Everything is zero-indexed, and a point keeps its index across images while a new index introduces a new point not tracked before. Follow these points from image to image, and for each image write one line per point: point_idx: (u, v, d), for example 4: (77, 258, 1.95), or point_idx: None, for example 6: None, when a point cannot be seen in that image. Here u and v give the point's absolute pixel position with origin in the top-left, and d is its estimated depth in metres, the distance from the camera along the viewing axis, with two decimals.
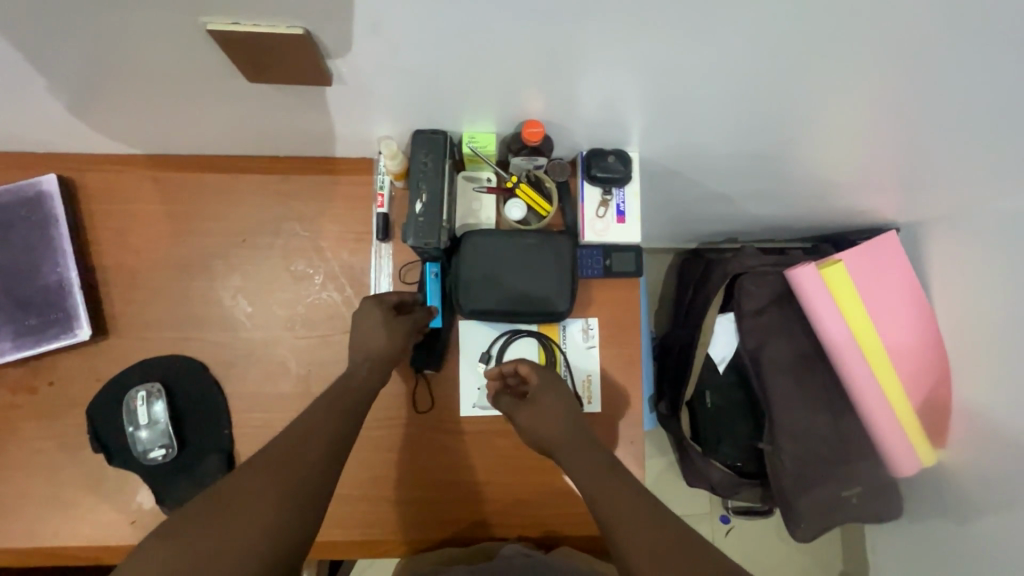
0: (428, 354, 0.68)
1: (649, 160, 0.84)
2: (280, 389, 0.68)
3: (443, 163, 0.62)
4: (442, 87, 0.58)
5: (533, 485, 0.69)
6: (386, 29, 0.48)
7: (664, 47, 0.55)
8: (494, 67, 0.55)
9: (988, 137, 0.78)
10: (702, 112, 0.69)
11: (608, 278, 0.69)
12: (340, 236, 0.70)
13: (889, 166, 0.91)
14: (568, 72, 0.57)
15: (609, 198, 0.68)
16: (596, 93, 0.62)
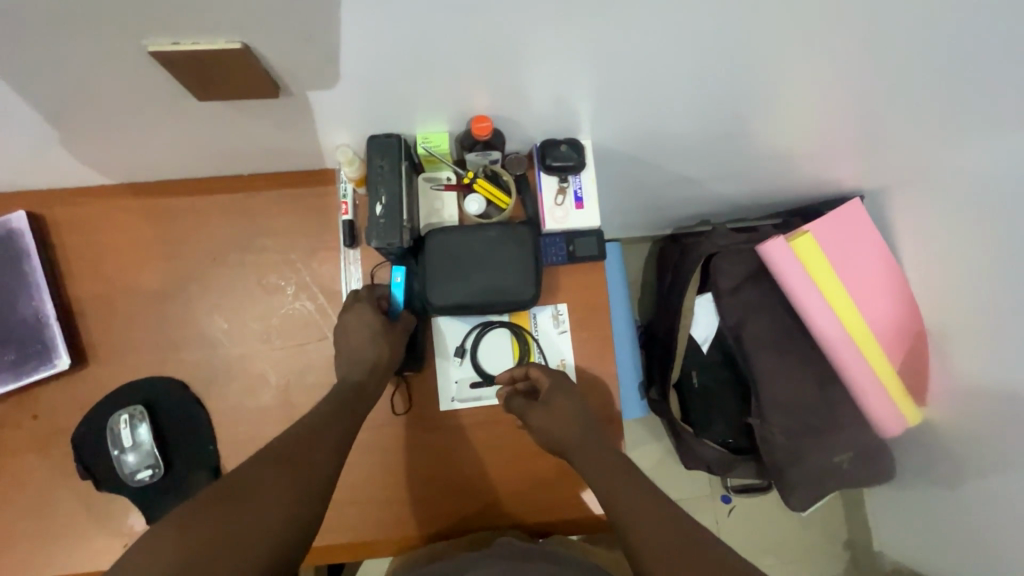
0: (404, 354, 0.69)
1: (610, 149, 0.86)
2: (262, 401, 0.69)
3: (399, 164, 0.64)
4: (390, 92, 0.59)
5: (528, 474, 0.70)
6: (324, 38, 0.49)
7: (603, 34, 0.56)
8: (438, 67, 0.56)
9: (939, 96, 0.79)
10: (654, 95, 0.70)
11: (573, 263, 0.71)
12: (308, 247, 0.71)
13: (849, 134, 0.92)
14: (512, 66, 0.58)
15: (567, 185, 0.70)
16: (543, 85, 0.63)
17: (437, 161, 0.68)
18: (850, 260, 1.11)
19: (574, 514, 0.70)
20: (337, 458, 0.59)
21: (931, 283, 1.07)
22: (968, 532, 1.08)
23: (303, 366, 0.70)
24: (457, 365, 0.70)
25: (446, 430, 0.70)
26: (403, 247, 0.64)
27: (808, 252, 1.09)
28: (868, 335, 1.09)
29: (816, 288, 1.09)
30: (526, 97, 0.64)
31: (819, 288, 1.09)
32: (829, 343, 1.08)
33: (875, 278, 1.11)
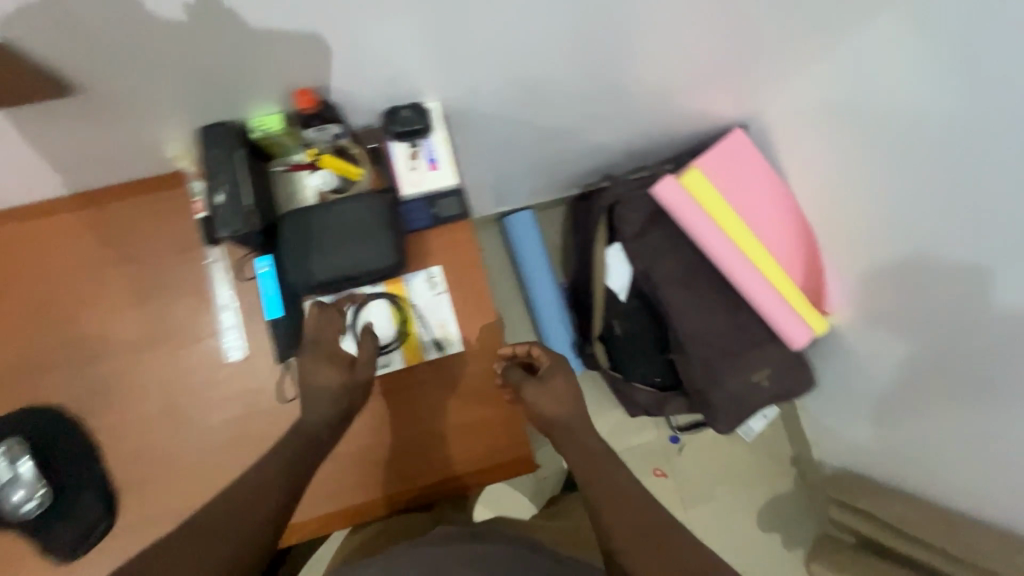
0: (283, 341, 0.69)
1: (481, 114, 0.85)
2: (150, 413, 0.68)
3: (235, 151, 0.62)
4: (203, 81, 0.57)
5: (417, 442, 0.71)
6: (94, 32, 0.46)
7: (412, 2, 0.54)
8: (244, 52, 0.53)
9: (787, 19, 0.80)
10: (504, 60, 0.68)
11: (439, 225, 0.72)
12: (168, 250, 0.70)
13: (717, 68, 0.93)
14: (333, 50, 0.56)
15: (419, 149, 0.71)
16: (376, 62, 0.60)
17: (278, 144, 0.66)
18: (739, 188, 1.16)
19: (488, 469, 0.72)
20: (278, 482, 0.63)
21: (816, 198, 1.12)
22: (887, 429, 1.14)
23: (186, 371, 0.69)
24: (339, 343, 0.70)
25: None
26: (255, 232, 0.63)
27: (699, 187, 1.13)
28: (765, 257, 1.13)
29: (711, 220, 1.13)
30: (357, 72, 0.63)
31: (714, 219, 1.13)
32: (729, 270, 1.13)
33: (764, 203, 1.16)
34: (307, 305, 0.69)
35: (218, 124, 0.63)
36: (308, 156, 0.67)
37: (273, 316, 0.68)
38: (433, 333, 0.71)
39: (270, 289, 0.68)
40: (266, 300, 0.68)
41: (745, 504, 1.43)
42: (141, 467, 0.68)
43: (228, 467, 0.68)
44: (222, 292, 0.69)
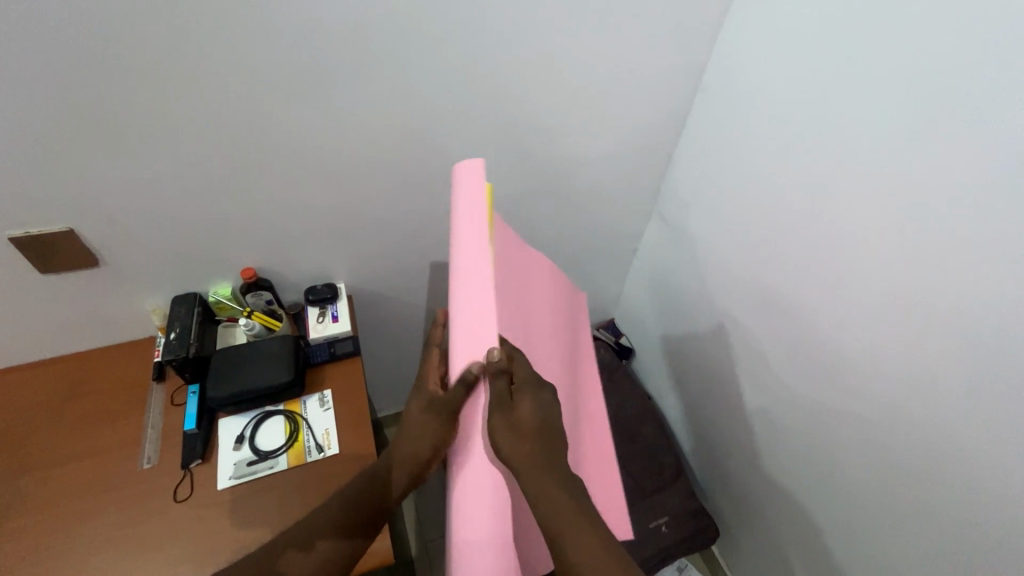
0: (192, 449, 0.84)
1: (383, 296, 1.17)
2: (64, 510, 0.78)
3: (192, 308, 0.93)
4: (178, 250, 0.90)
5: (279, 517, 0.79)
6: (118, 217, 0.82)
7: (305, 197, 0.92)
8: (214, 223, 0.89)
9: (586, 212, 1.21)
10: (383, 241, 1.05)
11: (335, 359, 0.98)
12: (122, 389, 0.92)
13: (561, 259, 1.32)
14: (265, 217, 0.92)
15: (327, 310, 1.03)
16: (295, 233, 0.97)
17: (225, 306, 0.97)
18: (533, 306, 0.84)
19: None
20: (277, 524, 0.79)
21: (676, 367, 1.36)
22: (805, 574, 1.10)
23: (110, 470, 0.82)
24: (235, 450, 0.85)
25: (225, 505, 0.80)
26: (188, 358, 0.88)
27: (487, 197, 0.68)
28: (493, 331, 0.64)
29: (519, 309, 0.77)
30: (298, 254, 1.00)
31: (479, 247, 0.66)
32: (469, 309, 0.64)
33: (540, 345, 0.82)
34: (220, 422, 0.89)
35: (186, 294, 0.95)
36: (243, 313, 0.97)
37: (186, 428, 0.86)
38: (316, 439, 0.88)
39: (191, 407, 0.88)
40: (186, 415, 0.87)
41: None
42: (24, 562, 0.73)
43: (100, 555, 0.74)
44: (153, 415, 0.89)
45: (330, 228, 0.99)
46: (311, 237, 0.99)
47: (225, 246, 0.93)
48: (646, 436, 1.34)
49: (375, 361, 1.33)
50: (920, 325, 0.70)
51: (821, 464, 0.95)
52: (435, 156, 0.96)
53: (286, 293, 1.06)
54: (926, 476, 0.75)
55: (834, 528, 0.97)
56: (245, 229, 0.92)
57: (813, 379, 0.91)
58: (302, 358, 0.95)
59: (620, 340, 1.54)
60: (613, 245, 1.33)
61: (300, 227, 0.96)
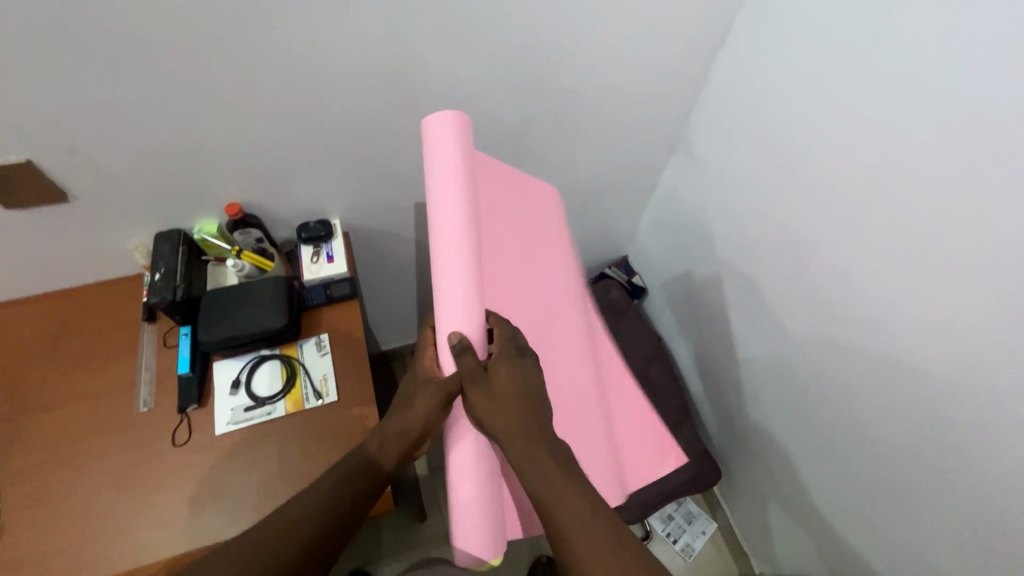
0: (187, 394, 0.82)
1: (382, 233, 1.09)
2: (65, 453, 0.77)
3: (177, 246, 0.87)
4: (155, 184, 0.82)
5: (279, 465, 0.79)
6: (80, 147, 0.73)
7: (288, 128, 0.82)
8: (189, 156, 0.80)
9: (604, 145, 1.09)
10: (378, 175, 0.96)
11: (331, 302, 0.93)
12: (112, 329, 0.88)
13: (573, 195, 1.21)
14: (244, 149, 0.82)
15: (321, 250, 0.96)
16: (280, 167, 0.87)
17: (212, 245, 0.91)
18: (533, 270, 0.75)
19: None
20: (277, 471, 0.78)
21: (689, 312, 1.30)
22: (801, 519, 1.11)
23: (108, 414, 0.81)
24: (231, 395, 0.83)
25: (225, 451, 0.79)
26: (177, 301, 0.83)
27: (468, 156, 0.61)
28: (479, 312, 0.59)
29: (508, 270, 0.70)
30: (285, 189, 0.91)
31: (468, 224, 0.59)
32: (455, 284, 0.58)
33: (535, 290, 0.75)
34: (215, 364, 0.86)
35: (170, 230, 0.89)
36: (232, 253, 0.90)
37: (179, 371, 0.83)
38: (314, 385, 0.85)
39: (184, 350, 0.85)
40: (179, 359, 0.84)
41: None
42: (30, 503, 0.74)
43: (105, 498, 0.75)
44: (147, 357, 0.86)
45: (319, 161, 0.89)
46: (297, 171, 0.89)
47: (206, 180, 0.85)
48: (653, 380, 1.31)
49: (376, 298, 1.28)
50: (972, 301, 0.61)
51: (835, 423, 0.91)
52: (435, 82, 0.83)
53: (278, 229, 0.98)
54: (949, 457, 0.70)
55: (837, 486, 0.95)
56: (225, 162, 0.83)
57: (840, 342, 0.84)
58: (297, 301, 0.90)
59: (632, 280, 1.46)
60: (632, 180, 1.22)
61: (284, 159, 0.86)
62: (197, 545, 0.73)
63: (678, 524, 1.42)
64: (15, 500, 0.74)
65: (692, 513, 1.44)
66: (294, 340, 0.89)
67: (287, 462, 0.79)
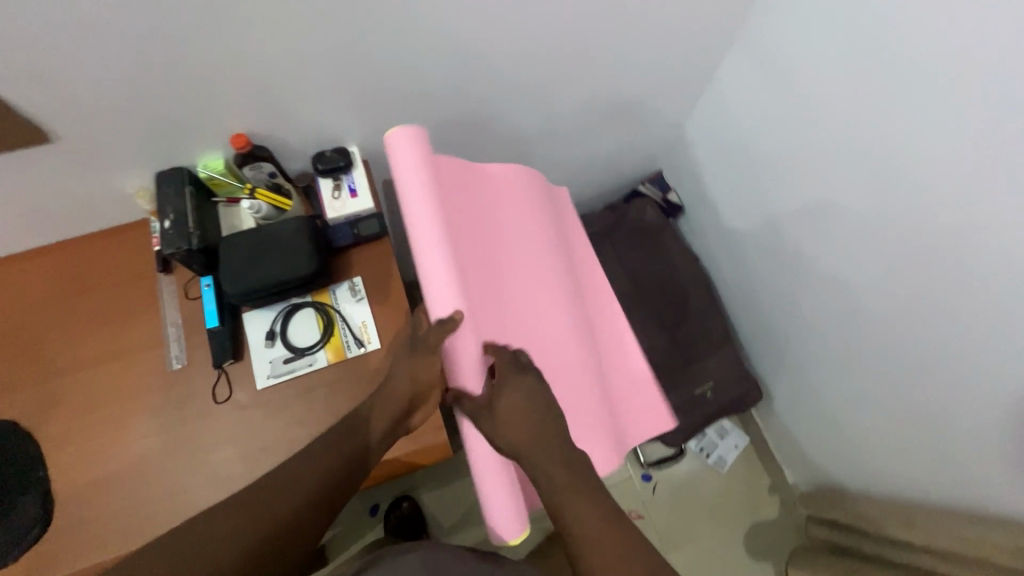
0: (221, 348, 0.77)
1: None
2: (104, 415, 0.74)
3: (183, 186, 0.77)
4: (145, 114, 0.71)
5: (332, 416, 0.76)
6: (48, 72, 0.61)
7: (289, 37, 0.68)
8: (178, 78, 0.68)
9: (648, 44, 0.94)
10: (397, 90, 0.83)
11: (360, 242, 0.84)
12: (125, 282, 0.81)
13: (610, 108, 1.08)
14: (241, 66, 0.70)
15: (341, 182, 0.86)
16: (285, 86, 0.75)
17: (220, 183, 0.81)
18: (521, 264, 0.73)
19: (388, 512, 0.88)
20: (329, 422, 0.75)
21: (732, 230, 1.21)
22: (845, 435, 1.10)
23: (141, 374, 0.76)
24: (268, 348, 0.78)
25: (271, 404, 0.76)
26: (194, 251, 0.75)
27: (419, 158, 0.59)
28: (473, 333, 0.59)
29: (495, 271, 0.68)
30: (293, 112, 0.79)
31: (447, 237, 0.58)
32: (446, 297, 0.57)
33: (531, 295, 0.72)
34: (244, 316, 0.80)
35: (170, 168, 0.78)
36: (245, 192, 0.81)
37: (209, 326, 0.77)
38: (354, 332, 0.80)
39: (210, 303, 0.78)
40: (206, 312, 0.78)
41: (725, 537, 1.37)
42: (80, 467, 0.72)
43: (157, 459, 0.72)
44: (171, 311, 0.80)
45: (329, 77, 0.76)
46: (305, 88, 0.76)
47: (202, 106, 0.73)
48: (693, 303, 1.26)
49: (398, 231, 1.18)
50: None
51: (903, 345, 0.86)
52: None
53: (290, 161, 0.87)
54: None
55: (898, 404, 0.93)
56: (221, 83, 0.71)
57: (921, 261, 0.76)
58: (323, 242, 0.81)
59: (669, 197, 1.36)
60: (676, 85, 1.08)
61: (290, 73, 0.74)
62: None
63: (711, 440, 1.44)
64: (64, 464, 0.72)
65: (725, 428, 1.46)
66: (326, 285, 0.82)
67: (339, 413, 0.76)
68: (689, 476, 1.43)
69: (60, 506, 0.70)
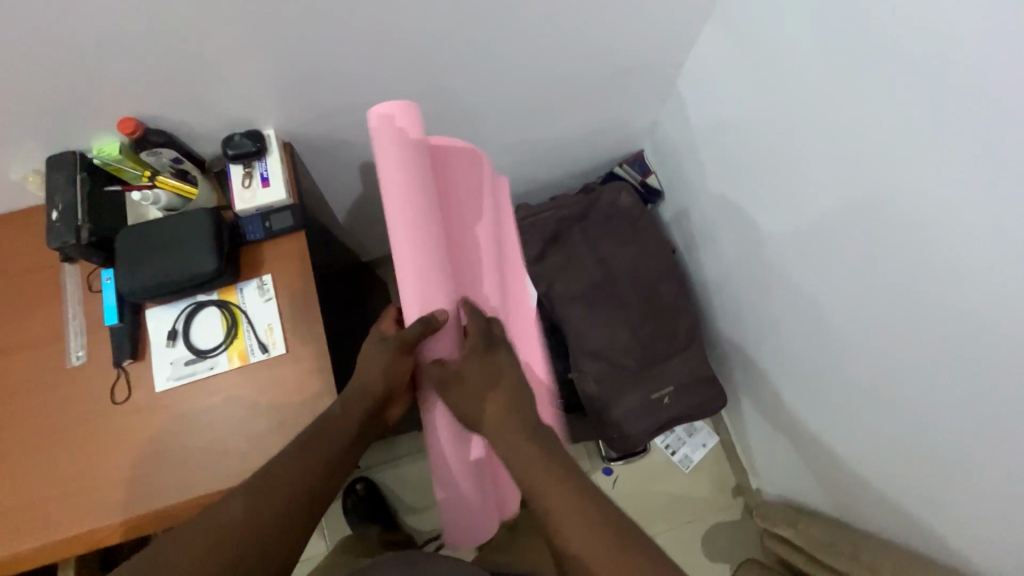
0: (120, 347, 0.73)
1: (333, 140, 0.90)
2: (1, 410, 0.72)
3: (74, 175, 0.72)
4: (14, 96, 0.65)
5: (229, 425, 0.72)
6: None
7: (160, 9, 0.60)
8: (43, 57, 0.61)
9: (605, 13, 0.82)
10: (307, 68, 0.75)
11: (272, 237, 0.78)
12: (25, 272, 0.77)
13: (570, 83, 0.97)
14: (114, 45, 0.63)
15: (254, 170, 0.79)
16: (173, 66, 0.68)
17: (120, 169, 0.75)
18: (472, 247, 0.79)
19: None
20: (226, 431, 0.72)
21: (707, 223, 1.10)
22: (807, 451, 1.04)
23: (40, 370, 0.74)
24: (169, 348, 0.75)
25: (169, 408, 0.73)
26: (84, 246, 0.71)
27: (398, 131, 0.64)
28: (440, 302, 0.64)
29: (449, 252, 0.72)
30: (191, 92, 0.72)
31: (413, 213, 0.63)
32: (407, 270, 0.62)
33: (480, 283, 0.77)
34: (148, 313, 0.76)
35: (64, 154, 0.73)
36: (144, 179, 0.76)
37: (108, 323, 0.74)
38: (259, 336, 0.75)
39: (108, 299, 0.74)
40: (104, 308, 0.74)
41: (685, 536, 1.34)
42: None
43: (53, 459, 0.71)
44: (73, 303, 0.76)
45: (223, 55, 0.69)
46: (204, 65, 0.69)
47: (81, 88, 0.66)
48: (661, 300, 1.17)
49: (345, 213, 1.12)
50: None
51: (870, 370, 0.78)
52: None
53: (201, 144, 0.81)
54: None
55: (859, 430, 0.85)
56: (96, 63, 0.64)
57: (904, 280, 0.67)
58: (229, 237, 0.76)
59: (647, 181, 1.25)
60: (646, 60, 0.95)
61: (176, 51, 0.66)
62: (152, 507, 0.69)
63: (677, 437, 1.39)
64: None
65: (694, 425, 1.40)
66: (233, 283, 0.77)
67: (237, 422, 0.72)
68: (653, 473, 1.38)
69: None
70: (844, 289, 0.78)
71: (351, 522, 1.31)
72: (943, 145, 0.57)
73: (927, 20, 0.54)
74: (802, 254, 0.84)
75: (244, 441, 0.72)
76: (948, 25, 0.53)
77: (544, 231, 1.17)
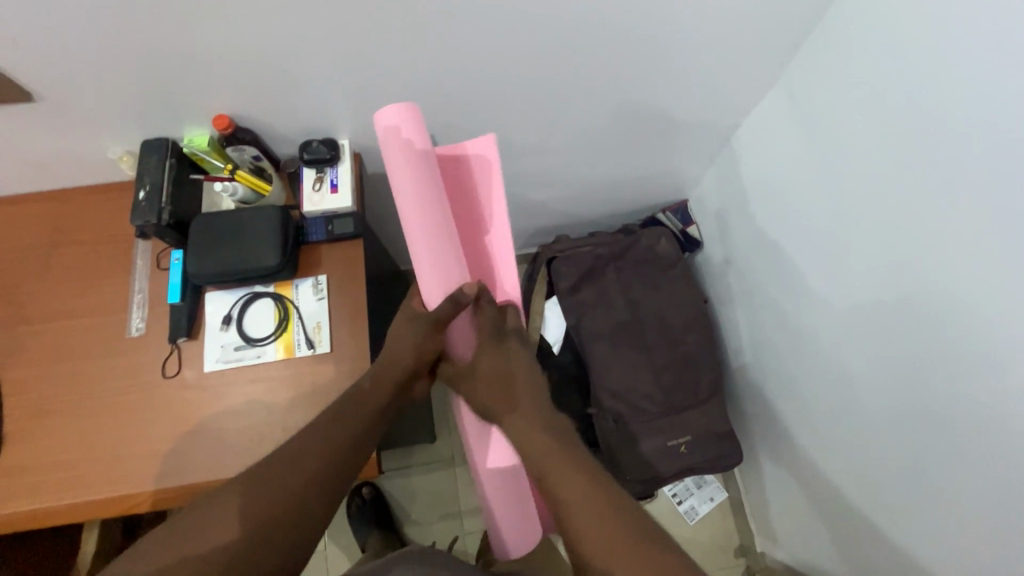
0: (177, 325, 0.78)
1: None
2: (59, 369, 0.77)
3: (164, 159, 0.78)
4: (128, 86, 0.71)
5: (268, 414, 0.75)
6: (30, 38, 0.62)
7: (273, 27, 0.67)
8: (162, 57, 0.68)
9: (670, 73, 0.87)
10: (390, 90, 0.81)
11: (332, 240, 0.82)
12: (102, 242, 0.83)
13: (627, 131, 1.01)
14: (225, 54, 0.69)
15: (325, 175, 0.84)
16: (273, 76, 0.74)
17: (204, 159, 0.81)
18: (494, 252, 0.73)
19: None
20: (265, 418, 0.75)
21: (744, 279, 1.12)
22: (820, 521, 1.03)
23: (101, 336, 0.78)
24: (223, 332, 0.79)
25: (214, 388, 0.76)
26: (162, 226, 0.76)
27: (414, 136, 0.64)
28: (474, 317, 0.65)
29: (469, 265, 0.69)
30: (282, 100, 0.78)
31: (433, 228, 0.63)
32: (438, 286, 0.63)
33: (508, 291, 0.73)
34: (207, 295, 0.80)
35: (157, 139, 0.79)
36: (226, 172, 0.81)
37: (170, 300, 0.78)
38: (307, 332, 0.79)
39: (174, 278, 0.79)
40: (169, 286, 0.78)
41: None
42: (29, 415, 0.75)
43: (99, 422, 0.75)
44: (140, 277, 0.81)
45: (319, 72, 0.75)
46: (298, 77, 0.75)
47: (187, 86, 0.73)
48: (688, 349, 1.18)
49: (394, 223, 1.16)
50: None
51: (896, 449, 0.78)
52: None
53: (280, 146, 0.86)
54: None
55: (878, 508, 0.85)
56: (206, 66, 0.70)
57: (937, 365, 0.68)
58: (293, 236, 0.80)
59: (687, 230, 1.28)
60: (703, 118, 1.00)
61: (278, 64, 0.72)
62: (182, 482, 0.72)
63: (686, 486, 1.38)
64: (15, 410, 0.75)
65: (704, 478, 1.39)
66: (290, 279, 0.81)
67: (276, 412, 0.75)
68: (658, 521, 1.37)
69: (4, 449, 0.73)
70: (876, 366, 0.79)
71: (353, 524, 1.33)
72: (990, 243, 0.59)
73: (984, 124, 0.57)
74: (837, 325, 0.85)
75: (279, 431, 0.74)
76: (1005, 130, 0.55)
77: (582, 265, 1.20)
